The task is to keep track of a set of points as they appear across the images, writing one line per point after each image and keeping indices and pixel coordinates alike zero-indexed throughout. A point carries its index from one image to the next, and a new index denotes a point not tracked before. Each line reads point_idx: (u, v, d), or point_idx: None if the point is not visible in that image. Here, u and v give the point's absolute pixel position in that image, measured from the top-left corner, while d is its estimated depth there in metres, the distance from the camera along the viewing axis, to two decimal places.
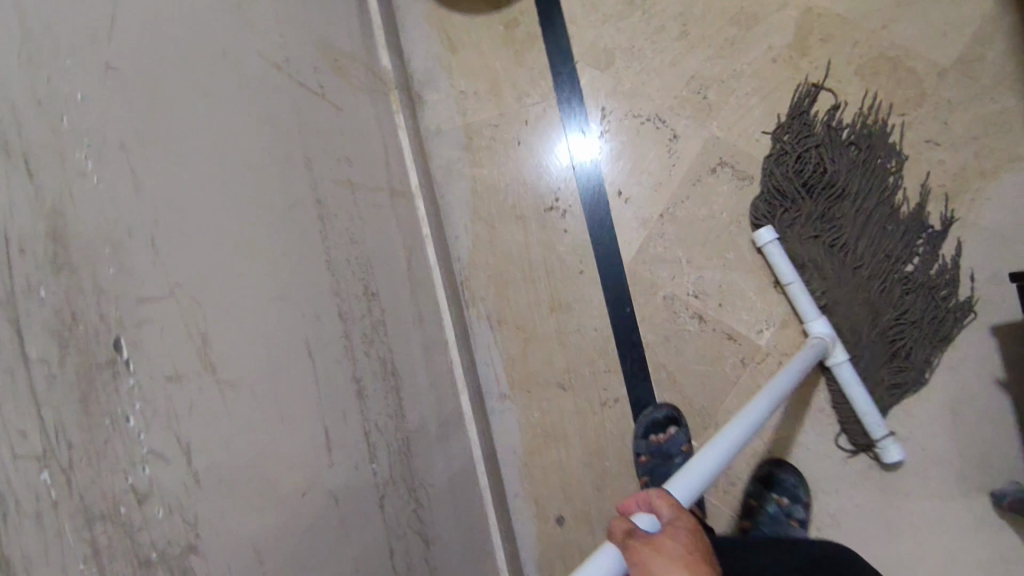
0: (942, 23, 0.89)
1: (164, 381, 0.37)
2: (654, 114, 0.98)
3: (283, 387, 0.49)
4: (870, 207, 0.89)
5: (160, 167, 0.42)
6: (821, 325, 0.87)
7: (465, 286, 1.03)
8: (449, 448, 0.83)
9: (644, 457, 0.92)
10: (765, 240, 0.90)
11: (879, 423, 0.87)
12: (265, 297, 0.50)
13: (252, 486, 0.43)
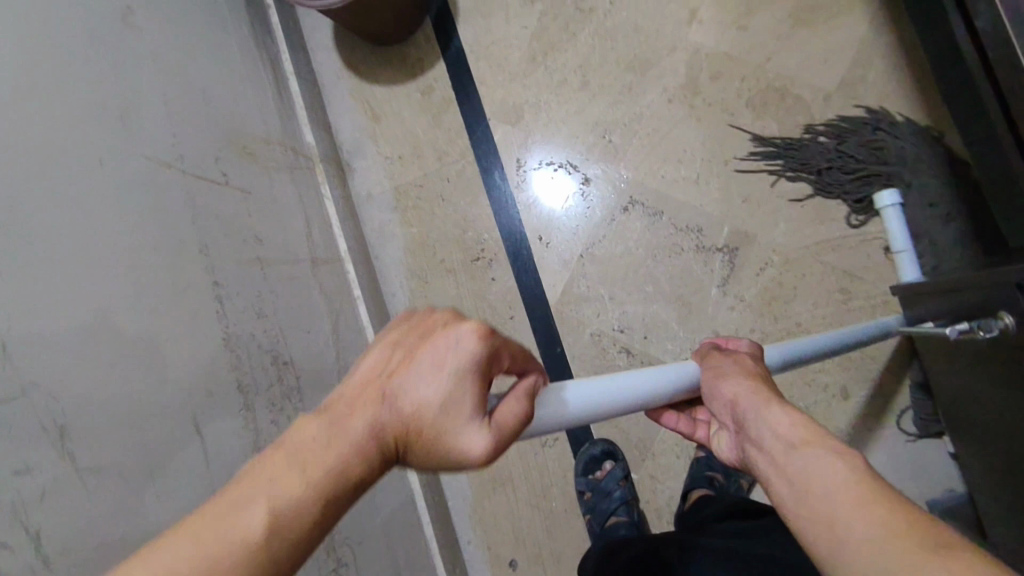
0: (821, 51, 0.94)
1: (11, 476, 0.41)
2: (566, 160, 1.03)
3: (161, 465, 0.53)
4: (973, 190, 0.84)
5: (19, 278, 0.47)
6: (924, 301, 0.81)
7: None
8: (384, 503, 0.85)
9: (586, 494, 0.92)
10: (886, 201, 0.84)
11: None
12: (144, 381, 0.54)
13: (119, 563, 0.46)
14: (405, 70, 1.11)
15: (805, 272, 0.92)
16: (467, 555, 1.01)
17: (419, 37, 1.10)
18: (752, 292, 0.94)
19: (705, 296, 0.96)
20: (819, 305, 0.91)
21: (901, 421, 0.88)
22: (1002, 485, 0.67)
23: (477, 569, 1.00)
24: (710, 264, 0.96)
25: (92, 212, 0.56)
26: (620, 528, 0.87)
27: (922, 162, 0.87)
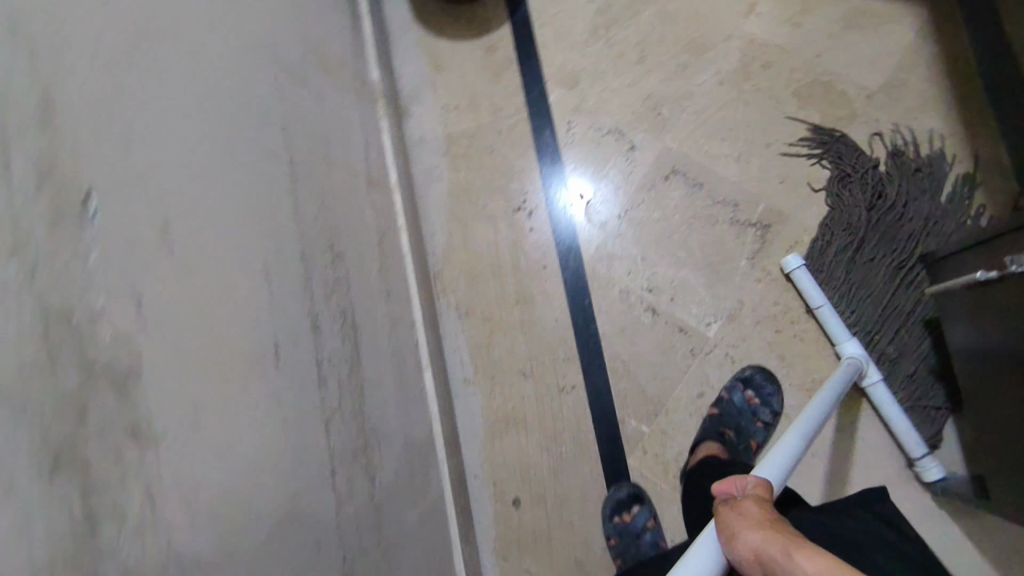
0: (870, 52, 1.00)
1: (123, 241, 0.45)
2: (614, 127, 1.08)
3: (238, 291, 0.57)
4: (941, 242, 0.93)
5: (146, 85, 0.51)
6: (852, 346, 0.90)
7: (437, 279, 1.11)
8: (408, 412, 0.89)
9: (614, 539, 0.95)
10: (791, 266, 0.95)
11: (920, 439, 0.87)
12: (227, 218, 0.58)
13: (198, 355, 0.50)
14: (472, 28, 1.16)
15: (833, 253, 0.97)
16: (473, 488, 1.04)
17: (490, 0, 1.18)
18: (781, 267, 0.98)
19: (733, 266, 1.00)
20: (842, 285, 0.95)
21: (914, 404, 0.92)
22: (1007, 447, 0.71)
23: (481, 502, 1.04)
24: (742, 238, 1.00)
25: (202, 59, 0.60)
26: None
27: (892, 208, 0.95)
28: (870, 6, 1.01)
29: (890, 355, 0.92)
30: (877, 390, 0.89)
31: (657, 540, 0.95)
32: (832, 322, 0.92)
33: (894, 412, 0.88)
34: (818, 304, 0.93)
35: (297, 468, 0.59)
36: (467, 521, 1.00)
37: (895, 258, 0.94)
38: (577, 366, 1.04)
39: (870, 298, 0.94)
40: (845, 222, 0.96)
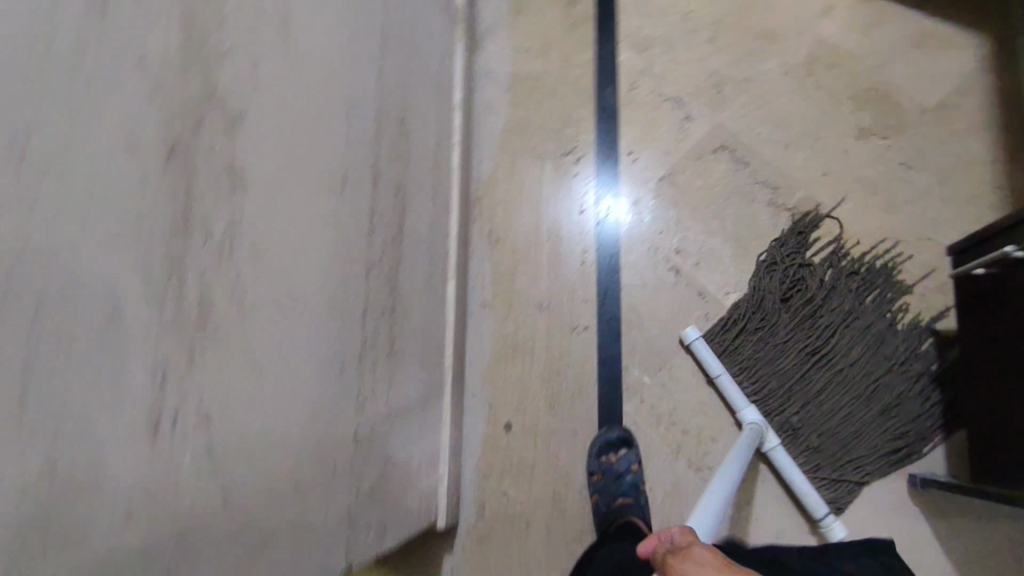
0: (931, 71, 1.04)
1: (254, 7, 0.49)
2: (674, 97, 1.12)
3: (324, 107, 0.60)
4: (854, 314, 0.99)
5: None
6: (751, 414, 0.95)
7: (476, 205, 1.14)
8: (428, 306, 0.93)
9: (597, 474, 0.98)
10: (690, 339, 1.00)
11: (818, 501, 0.92)
12: (330, 45, 0.62)
13: (287, 139, 0.53)
14: None
15: (859, 250, 1.01)
16: (469, 406, 1.07)
17: None
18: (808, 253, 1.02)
19: (761, 245, 1.04)
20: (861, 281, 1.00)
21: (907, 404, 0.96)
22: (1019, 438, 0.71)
23: (473, 420, 1.06)
24: (775, 220, 1.04)
25: None
26: (630, 510, 0.95)
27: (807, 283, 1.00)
28: (940, 30, 1.05)
29: (785, 427, 0.98)
30: (777, 453, 0.94)
31: (638, 481, 0.98)
32: (731, 392, 0.97)
33: (797, 476, 0.93)
34: (716, 374, 0.98)
35: (337, 287, 0.62)
36: (458, 432, 1.02)
37: (806, 342, 0.99)
38: (593, 311, 1.07)
39: (772, 377, 0.99)
40: (761, 309, 1.01)
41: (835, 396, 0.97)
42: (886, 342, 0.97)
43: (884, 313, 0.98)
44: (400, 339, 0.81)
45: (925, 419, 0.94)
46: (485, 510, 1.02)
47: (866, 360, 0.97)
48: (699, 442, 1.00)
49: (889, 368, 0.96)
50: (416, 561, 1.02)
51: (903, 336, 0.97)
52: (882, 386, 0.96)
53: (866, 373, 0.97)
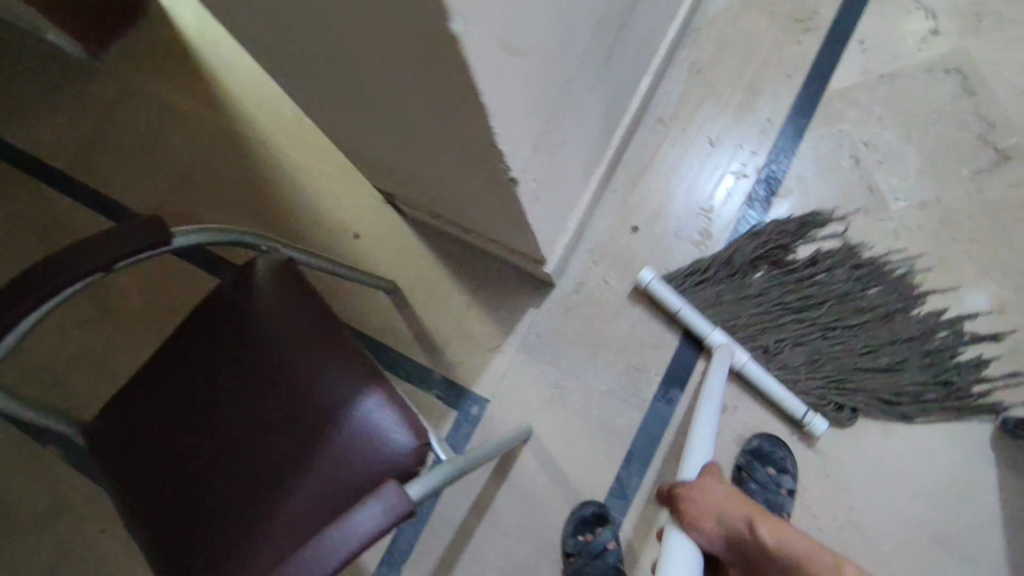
0: None
1: None
2: (930, 9, 1.10)
3: None
4: (836, 283, 1.01)
5: None
6: (718, 335, 0.98)
7: (693, 31, 1.15)
8: (633, 69, 0.96)
9: (572, 556, 0.94)
10: (647, 278, 1.02)
11: (795, 402, 0.95)
12: None
13: None
14: None
15: None
16: (606, 197, 1.10)
17: None
18: (993, 193, 1.01)
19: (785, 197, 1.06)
20: None
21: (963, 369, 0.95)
22: None
23: (604, 212, 1.10)
24: (977, 153, 1.03)
25: None
26: None
27: (789, 248, 1.03)
28: None
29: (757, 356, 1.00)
30: (749, 366, 0.96)
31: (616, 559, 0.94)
32: (693, 321, 1.00)
33: (773, 382, 0.96)
34: (675, 309, 1.01)
35: None
36: (591, 209, 1.06)
37: (778, 298, 1.01)
38: (759, 163, 1.08)
39: (750, 317, 1.01)
40: (735, 265, 1.03)
41: (818, 347, 0.99)
42: (878, 311, 0.99)
43: (869, 288, 1.00)
44: (614, 62, 0.85)
45: (920, 385, 0.95)
46: (583, 287, 1.07)
47: (856, 330, 0.99)
48: (808, 313, 1.01)
49: (883, 342, 0.98)
50: (501, 302, 1.08)
51: (906, 318, 0.98)
52: (874, 351, 0.98)
53: (858, 340, 0.99)
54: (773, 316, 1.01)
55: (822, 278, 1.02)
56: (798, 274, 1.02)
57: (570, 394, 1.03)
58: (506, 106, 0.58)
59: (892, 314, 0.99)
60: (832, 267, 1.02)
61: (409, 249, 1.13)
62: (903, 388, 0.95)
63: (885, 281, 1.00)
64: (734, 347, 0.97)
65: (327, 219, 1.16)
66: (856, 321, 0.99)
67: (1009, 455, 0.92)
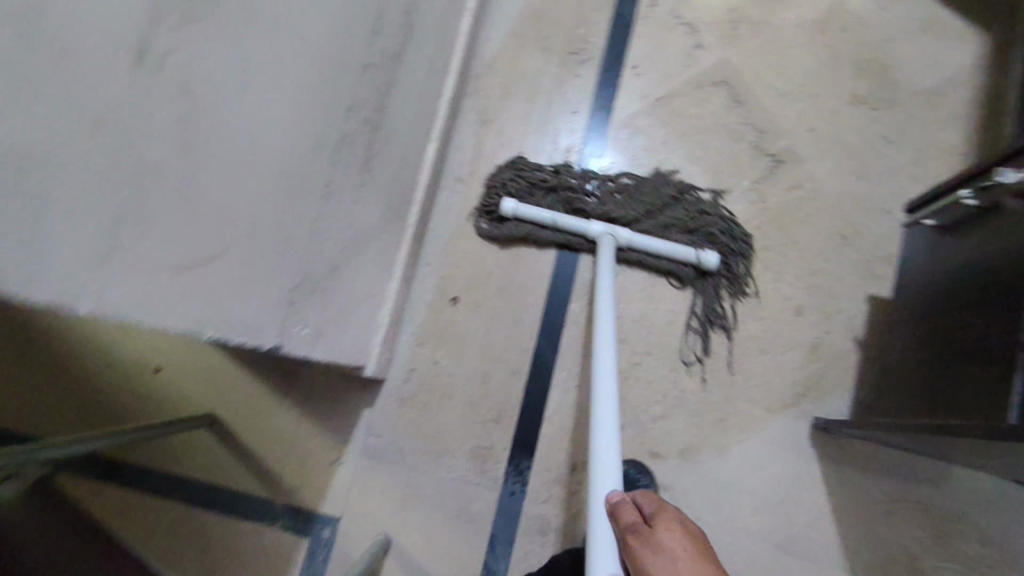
0: (931, 59, 1.09)
1: None
2: (690, 24, 1.12)
3: None
4: (632, 184, 1.04)
5: None
6: (596, 225, 0.99)
7: (474, 79, 1.10)
8: (408, 150, 0.91)
9: None
10: (510, 207, 1.01)
11: (685, 249, 0.98)
12: None
13: None
14: None
15: (823, 207, 1.05)
16: (420, 273, 1.05)
17: None
18: (775, 198, 1.05)
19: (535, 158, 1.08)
20: (818, 237, 1.04)
21: (745, 389, 1.00)
22: (927, 362, 0.74)
23: (421, 288, 1.05)
24: (755, 162, 1.07)
25: None
26: None
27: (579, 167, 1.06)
28: (946, 25, 1.10)
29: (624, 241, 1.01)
30: (633, 240, 0.98)
31: None
32: (569, 225, 1.00)
33: (659, 243, 0.99)
34: (549, 221, 1.00)
35: (326, 69, 0.60)
36: (404, 291, 1.01)
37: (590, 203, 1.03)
38: None
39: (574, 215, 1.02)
40: (536, 189, 1.04)
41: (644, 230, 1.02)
42: (679, 199, 1.04)
43: (660, 177, 1.05)
44: (377, 160, 0.80)
45: (711, 221, 1.02)
46: (414, 374, 1.02)
47: (636, 197, 1.03)
48: (635, 351, 1.02)
49: (665, 198, 1.03)
50: (331, 409, 1.01)
51: (677, 192, 1.04)
52: (662, 209, 1.02)
53: (648, 206, 1.02)
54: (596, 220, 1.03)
55: (619, 181, 1.05)
56: (600, 180, 1.04)
57: (421, 491, 0.98)
58: (224, 316, 0.53)
59: (692, 197, 1.04)
60: (622, 174, 1.06)
61: (216, 372, 1.02)
62: (703, 229, 1.02)
63: (666, 174, 1.06)
64: (613, 228, 0.99)
65: (114, 354, 1.01)
66: (644, 200, 1.03)
67: (829, 448, 0.97)
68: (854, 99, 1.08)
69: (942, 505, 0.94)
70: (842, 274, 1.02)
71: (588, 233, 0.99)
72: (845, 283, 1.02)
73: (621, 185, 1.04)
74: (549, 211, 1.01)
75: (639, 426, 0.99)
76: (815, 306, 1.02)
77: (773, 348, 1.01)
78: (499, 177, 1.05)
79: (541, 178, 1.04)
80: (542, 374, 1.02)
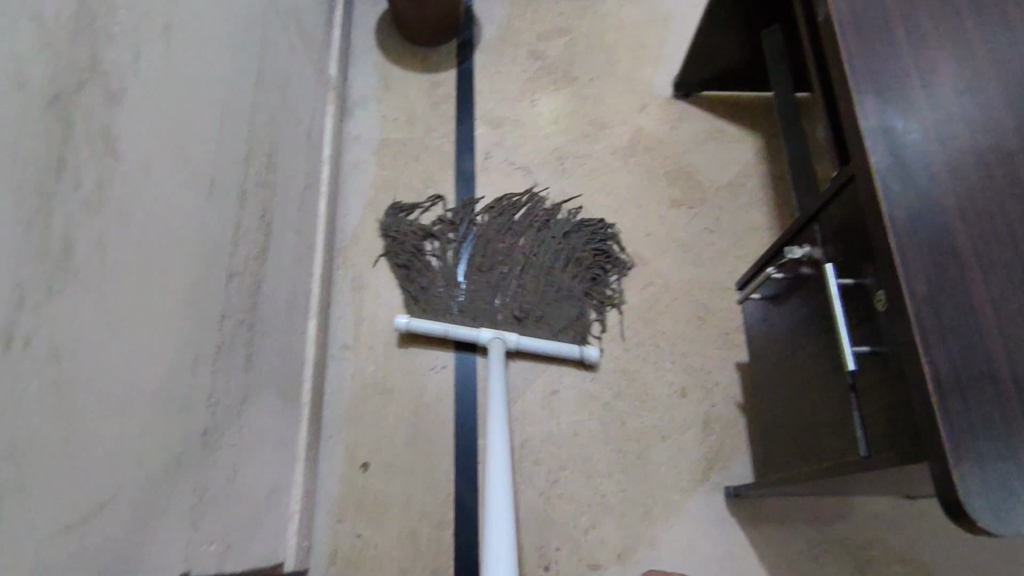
0: (723, 159, 1.31)
1: (140, 42, 0.56)
2: (524, 167, 1.27)
3: (199, 138, 0.67)
4: (515, 235, 1.18)
5: (197, 24, 0.67)
6: (485, 332, 1.06)
7: (341, 251, 1.18)
8: (289, 334, 0.94)
9: None
10: (404, 323, 1.06)
11: (567, 347, 1.08)
12: (205, 75, 0.69)
13: (165, 159, 0.59)
14: (424, 65, 1.36)
15: (677, 297, 1.18)
16: (325, 448, 1.04)
17: (444, 49, 1.38)
18: (634, 298, 1.18)
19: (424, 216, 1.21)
20: (680, 323, 1.16)
21: (659, 478, 1.05)
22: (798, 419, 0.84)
23: (329, 462, 1.04)
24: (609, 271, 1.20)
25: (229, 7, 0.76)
26: None
27: (467, 224, 1.18)
28: (725, 130, 1.33)
29: (517, 322, 1.10)
30: (521, 343, 1.07)
31: None
32: (460, 333, 1.06)
33: (545, 343, 1.08)
34: (442, 334, 1.06)
35: (192, 303, 0.64)
36: (311, 470, 0.99)
37: (480, 260, 1.15)
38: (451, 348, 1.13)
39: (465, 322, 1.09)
40: (432, 246, 1.17)
41: (531, 280, 1.14)
42: (558, 242, 1.18)
43: (539, 227, 1.19)
44: (259, 352, 0.82)
45: (586, 239, 1.19)
46: (338, 554, 0.98)
47: (521, 240, 1.18)
48: (551, 470, 1.05)
49: (545, 231, 1.19)
50: None
51: (556, 227, 1.20)
52: (544, 249, 1.17)
53: (532, 255, 1.16)
54: (488, 280, 1.13)
55: (505, 227, 1.19)
56: (488, 226, 1.18)
57: None
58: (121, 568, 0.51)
59: (570, 225, 1.20)
60: (506, 221, 1.19)
61: None
62: (582, 253, 1.18)
63: (543, 213, 1.21)
64: (501, 334, 1.06)
65: None
66: (528, 247, 1.17)
67: (748, 511, 1.03)
68: (673, 202, 1.26)
69: (857, 536, 1.02)
70: (709, 349, 1.15)
71: (478, 341, 1.06)
72: (714, 357, 1.14)
73: (507, 233, 1.18)
74: (439, 321, 1.07)
75: (573, 542, 1.01)
76: (695, 384, 1.12)
77: (672, 432, 1.08)
78: (395, 223, 1.18)
79: (436, 238, 1.17)
80: (468, 517, 1.02)
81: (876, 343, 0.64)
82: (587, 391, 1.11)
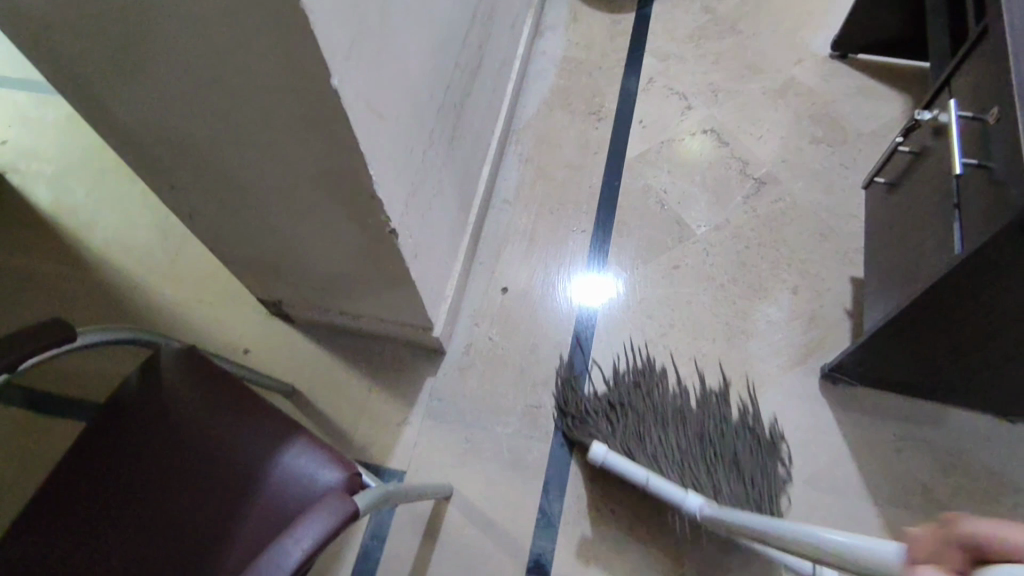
0: (869, 112, 1.41)
1: None
2: (681, 93, 1.45)
3: None
4: (688, 410, 1.08)
5: None
6: (693, 495, 0.93)
7: (515, 132, 1.42)
8: (474, 158, 1.17)
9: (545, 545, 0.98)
10: (599, 453, 0.99)
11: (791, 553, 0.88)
12: None
13: None
14: (609, 7, 1.59)
15: (804, 215, 1.29)
16: (475, 270, 1.26)
17: None
18: (763, 208, 1.30)
19: (589, 117, 1.43)
20: (802, 236, 1.27)
21: (759, 355, 1.16)
22: (908, 276, 0.93)
23: (476, 281, 1.25)
24: (743, 183, 1.33)
25: None
26: None
27: (634, 390, 1.09)
28: (876, 90, 1.43)
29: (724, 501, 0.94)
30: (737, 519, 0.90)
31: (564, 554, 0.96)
32: (665, 488, 0.95)
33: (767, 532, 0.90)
34: (643, 478, 0.96)
35: (443, 57, 0.89)
36: (464, 278, 1.21)
37: (650, 443, 1.02)
38: (591, 219, 1.31)
39: (670, 480, 0.97)
40: (592, 417, 1.06)
41: (716, 455, 1.01)
42: (736, 428, 1.06)
43: (714, 406, 1.09)
44: (458, 145, 1.05)
45: (758, 434, 1.06)
46: (471, 348, 1.18)
47: (686, 428, 1.05)
48: (661, 326, 1.19)
49: (722, 408, 1.09)
50: (399, 378, 1.16)
51: (722, 426, 1.06)
52: (722, 433, 1.05)
53: (713, 434, 1.05)
54: (672, 445, 1.02)
55: (674, 403, 1.08)
56: (648, 400, 1.08)
57: (480, 444, 1.11)
58: (380, 179, 0.74)
59: (746, 422, 1.08)
60: (674, 402, 1.09)
61: (300, 351, 1.20)
62: (758, 443, 1.05)
63: (716, 394, 1.11)
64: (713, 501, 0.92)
65: (216, 340, 1.21)
66: (706, 425, 1.06)
67: (837, 396, 1.11)
68: (814, 139, 1.38)
69: (947, 441, 1.07)
70: (826, 262, 1.24)
71: (685, 502, 0.92)
72: (829, 270, 1.23)
73: (687, 403, 1.09)
74: (641, 467, 0.98)
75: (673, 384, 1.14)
76: (807, 286, 1.21)
77: (778, 320, 1.19)
78: (564, 389, 1.11)
79: (598, 408, 1.07)
80: (583, 346, 1.18)
81: (985, 158, 0.75)
82: (705, 273, 1.24)
